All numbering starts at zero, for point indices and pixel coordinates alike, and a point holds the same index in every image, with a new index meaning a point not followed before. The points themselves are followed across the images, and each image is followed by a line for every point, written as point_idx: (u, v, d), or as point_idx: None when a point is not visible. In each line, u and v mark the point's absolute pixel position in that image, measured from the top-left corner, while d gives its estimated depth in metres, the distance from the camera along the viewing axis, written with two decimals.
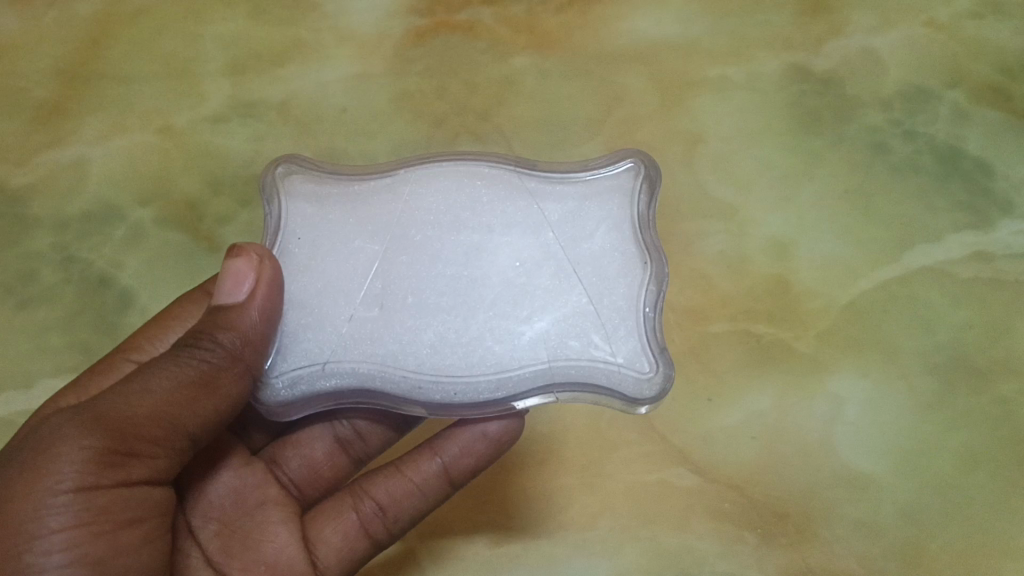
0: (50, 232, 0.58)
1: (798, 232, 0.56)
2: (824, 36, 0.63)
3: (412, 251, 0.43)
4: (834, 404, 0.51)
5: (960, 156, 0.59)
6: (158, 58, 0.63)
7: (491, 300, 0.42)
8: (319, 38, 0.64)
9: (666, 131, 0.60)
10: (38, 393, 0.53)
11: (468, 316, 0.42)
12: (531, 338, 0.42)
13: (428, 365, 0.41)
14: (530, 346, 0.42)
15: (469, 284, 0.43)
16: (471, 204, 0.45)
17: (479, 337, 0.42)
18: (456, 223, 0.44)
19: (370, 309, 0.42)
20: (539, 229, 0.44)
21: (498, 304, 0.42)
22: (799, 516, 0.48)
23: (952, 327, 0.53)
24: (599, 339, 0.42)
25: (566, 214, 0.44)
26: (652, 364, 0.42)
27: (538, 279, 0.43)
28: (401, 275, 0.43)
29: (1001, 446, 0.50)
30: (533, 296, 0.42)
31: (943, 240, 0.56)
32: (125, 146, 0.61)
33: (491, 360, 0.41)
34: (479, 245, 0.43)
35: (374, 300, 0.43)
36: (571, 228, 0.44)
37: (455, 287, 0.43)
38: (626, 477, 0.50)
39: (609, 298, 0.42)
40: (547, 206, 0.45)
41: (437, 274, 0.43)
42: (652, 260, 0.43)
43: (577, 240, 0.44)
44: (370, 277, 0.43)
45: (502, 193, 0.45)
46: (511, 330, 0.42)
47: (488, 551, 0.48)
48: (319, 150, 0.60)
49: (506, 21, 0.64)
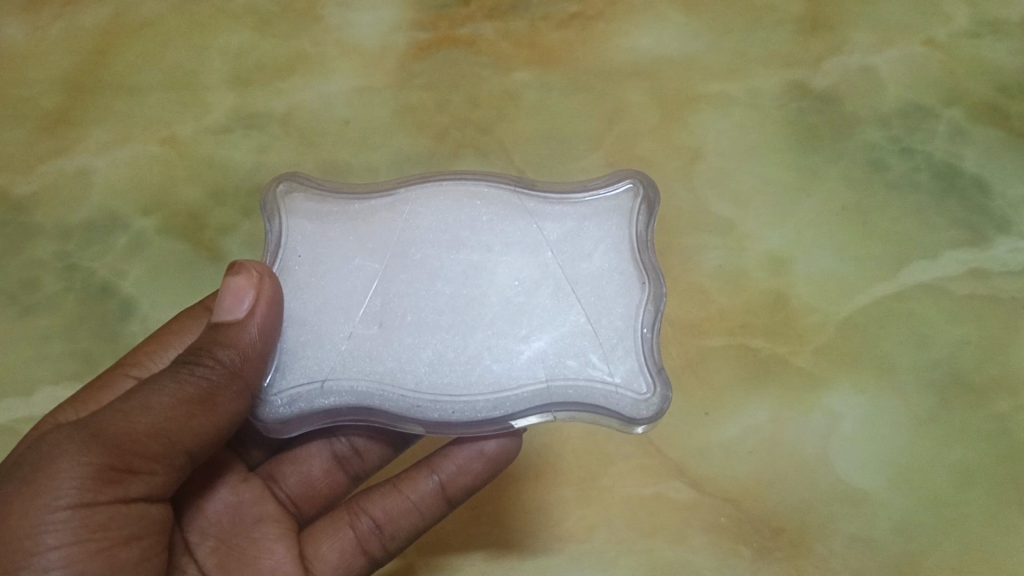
0: (53, 240, 0.59)
1: (796, 247, 0.57)
2: (823, 53, 0.63)
3: (412, 270, 0.44)
4: (831, 419, 0.51)
5: (958, 174, 0.60)
6: (164, 69, 0.64)
7: (491, 320, 0.43)
8: (322, 51, 0.64)
9: (666, 146, 0.61)
10: (38, 400, 0.53)
11: (467, 334, 0.42)
12: (530, 358, 0.42)
13: (428, 384, 0.42)
14: (528, 364, 0.42)
15: (468, 303, 0.43)
16: (471, 223, 0.45)
17: (477, 356, 0.42)
18: (455, 242, 0.44)
19: (370, 327, 0.43)
20: (538, 248, 0.44)
21: (497, 324, 0.43)
22: (794, 531, 0.49)
23: (949, 345, 0.54)
24: (597, 359, 0.42)
25: (565, 233, 0.45)
26: (650, 384, 0.42)
27: (537, 298, 0.43)
28: (401, 293, 0.43)
29: (998, 463, 0.50)
30: (531, 316, 0.43)
31: (939, 257, 0.56)
32: (129, 156, 0.61)
33: (490, 380, 0.42)
34: (478, 264, 0.44)
35: (375, 319, 0.43)
36: (569, 248, 0.44)
37: (454, 306, 0.43)
38: (624, 490, 0.50)
39: (608, 318, 0.43)
40: (546, 226, 0.45)
41: (436, 293, 0.43)
42: (650, 280, 0.44)
43: (576, 260, 0.44)
44: (370, 297, 0.43)
45: (501, 212, 0.45)
46: (511, 350, 0.42)
47: (485, 563, 0.48)
48: (321, 162, 0.61)
49: (508, 35, 0.65)
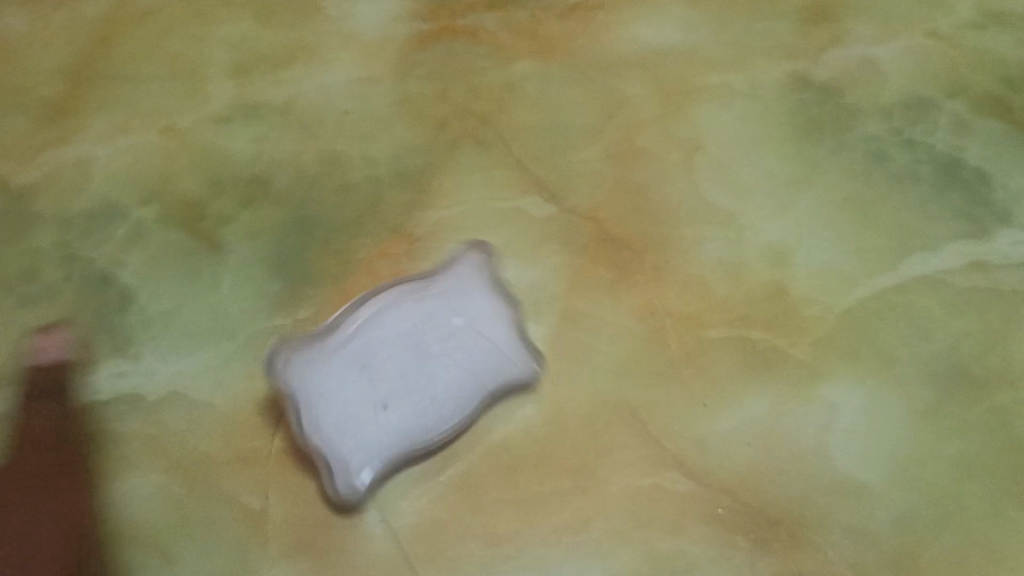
0: (52, 229, 0.58)
1: (796, 239, 0.57)
2: (826, 45, 0.64)
3: (373, 342, 0.51)
4: (830, 411, 0.50)
5: (959, 166, 0.59)
6: (165, 59, 0.65)
7: (442, 349, 0.51)
8: (323, 41, 0.65)
9: (666, 136, 0.61)
10: (39, 388, 0.51)
11: (411, 395, 0.49)
12: (478, 370, 0.50)
13: (399, 416, 0.49)
14: (453, 419, 0.49)
15: (419, 337, 0.51)
16: (424, 299, 0.52)
17: (417, 413, 0.49)
18: (409, 315, 0.51)
19: (339, 390, 0.49)
20: (468, 321, 0.51)
21: (448, 350, 0.50)
22: (792, 523, 0.47)
23: (949, 336, 0.53)
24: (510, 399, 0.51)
25: (493, 313, 0.52)
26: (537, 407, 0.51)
27: (465, 366, 0.50)
28: (364, 360, 0.50)
29: (999, 455, 0.49)
30: (461, 380, 0.50)
31: (940, 249, 0.56)
32: (129, 145, 0.61)
33: (449, 398, 0.49)
34: (423, 333, 0.51)
35: (342, 369, 0.50)
36: (494, 322, 0.52)
37: (410, 343, 0.51)
38: (621, 481, 0.48)
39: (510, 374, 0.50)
40: (480, 305, 0.52)
41: (391, 359, 0.50)
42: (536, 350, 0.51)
43: (499, 332, 0.51)
44: (337, 355, 0.50)
45: (444, 292, 0.52)
46: (463, 368, 0.50)
47: (483, 552, 0.46)
48: (321, 151, 0.61)
49: (508, 26, 0.65)
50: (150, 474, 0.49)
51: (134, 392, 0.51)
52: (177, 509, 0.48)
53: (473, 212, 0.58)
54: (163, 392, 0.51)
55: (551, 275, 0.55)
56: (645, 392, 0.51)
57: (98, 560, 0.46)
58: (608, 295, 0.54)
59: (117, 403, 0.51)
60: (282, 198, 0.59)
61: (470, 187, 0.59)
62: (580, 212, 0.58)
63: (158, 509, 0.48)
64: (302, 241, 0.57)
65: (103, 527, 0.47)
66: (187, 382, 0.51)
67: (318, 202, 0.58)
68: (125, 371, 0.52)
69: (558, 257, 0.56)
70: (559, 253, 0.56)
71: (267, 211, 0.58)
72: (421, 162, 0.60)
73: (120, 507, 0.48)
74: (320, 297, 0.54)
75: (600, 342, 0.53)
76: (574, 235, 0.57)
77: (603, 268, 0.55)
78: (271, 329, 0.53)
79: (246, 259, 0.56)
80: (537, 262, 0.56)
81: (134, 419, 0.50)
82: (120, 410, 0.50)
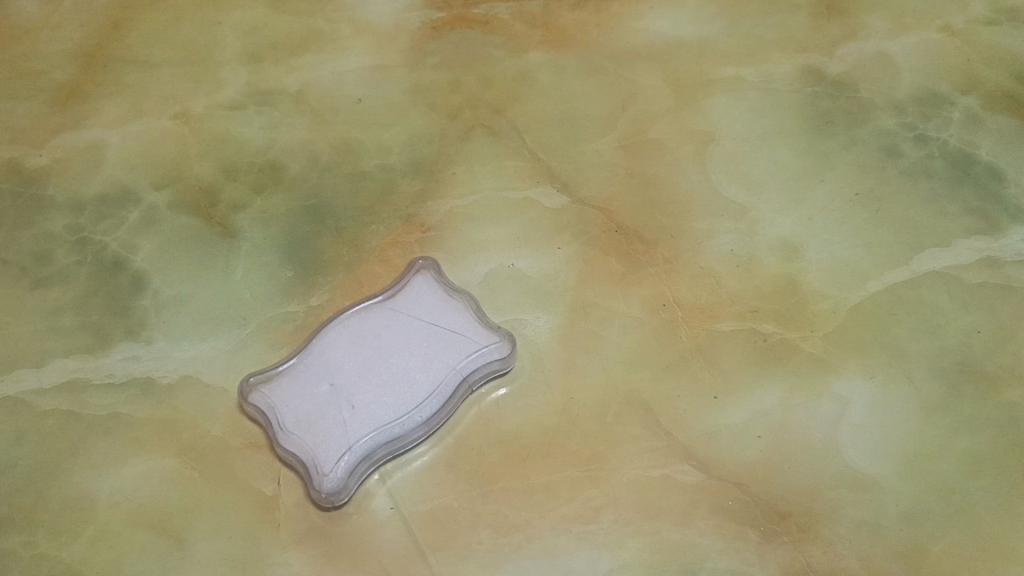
0: (65, 214, 0.58)
1: (808, 232, 0.57)
2: (839, 39, 0.65)
3: (344, 344, 0.51)
4: (841, 405, 0.50)
5: (973, 161, 0.59)
6: (178, 45, 0.65)
7: (406, 349, 0.51)
8: (336, 29, 0.66)
9: (678, 128, 0.61)
10: (50, 372, 0.51)
11: (382, 391, 0.49)
12: (446, 359, 0.50)
13: (368, 412, 0.49)
14: (426, 409, 0.49)
15: (380, 337, 0.51)
16: (392, 304, 0.53)
17: (388, 406, 0.49)
18: (380, 317, 0.52)
19: (315, 390, 0.49)
20: (440, 320, 0.52)
21: (411, 347, 0.51)
22: (802, 516, 0.47)
23: (960, 332, 0.52)
24: (484, 389, 0.51)
25: (465, 310, 0.53)
26: (513, 386, 0.51)
27: (436, 358, 0.50)
28: (335, 362, 0.50)
29: (1007, 451, 0.49)
30: (432, 373, 0.50)
31: (952, 245, 0.56)
32: (141, 130, 0.61)
33: (420, 387, 0.49)
34: (388, 332, 0.51)
35: (309, 378, 0.50)
36: (463, 319, 0.52)
37: (369, 344, 0.51)
38: (631, 472, 0.48)
39: (481, 367, 0.50)
40: (451, 304, 0.53)
41: (357, 357, 0.51)
42: (504, 335, 0.52)
43: (471, 328, 0.52)
44: (310, 359, 0.51)
45: (416, 294, 0.53)
46: (430, 360, 0.50)
47: (493, 541, 0.46)
48: (334, 139, 0.61)
49: (521, 16, 0.67)
50: (162, 459, 0.49)
51: (146, 376, 0.51)
52: (188, 495, 0.48)
53: (486, 203, 0.57)
54: (175, 377, 0.51)
55: (564, 265, 0.55)
56: (656, 384, 0.51)
57: (111, 545, 0.46)
58: (618, 287, 0.54)
59: (130, 387, 0.51)
60: (295, 186, 0.59)
61: (483, 178, 0.58)
62: (593, 203, 0.58)
63: (171, 494, 0.48)
64: (315, 229, 0.57)
65: (115, 511, 0.47)
66: (200, 367, 0.52)
67: (332, 191, 0.58)
68: (138, 355, 0.52)
69: (570, 247, 0.56)
70: (571, 244, 0.56)
71: (281, 199, 0.58)
72: (434, 152, 0.60)
73: (132, 492, 0.48)
74: (332, 284, 0.55)
75: (610, 334, 0.53)
76: (587, 226, 0.57)
77: (615, 260, 0.55)
78: (283, 316, 0.53)
79: (258, 246, 0.56)
80: (550, 253, 0.56)
81: (147, 403, 0.50)
82: (132, 394, 0.51)
